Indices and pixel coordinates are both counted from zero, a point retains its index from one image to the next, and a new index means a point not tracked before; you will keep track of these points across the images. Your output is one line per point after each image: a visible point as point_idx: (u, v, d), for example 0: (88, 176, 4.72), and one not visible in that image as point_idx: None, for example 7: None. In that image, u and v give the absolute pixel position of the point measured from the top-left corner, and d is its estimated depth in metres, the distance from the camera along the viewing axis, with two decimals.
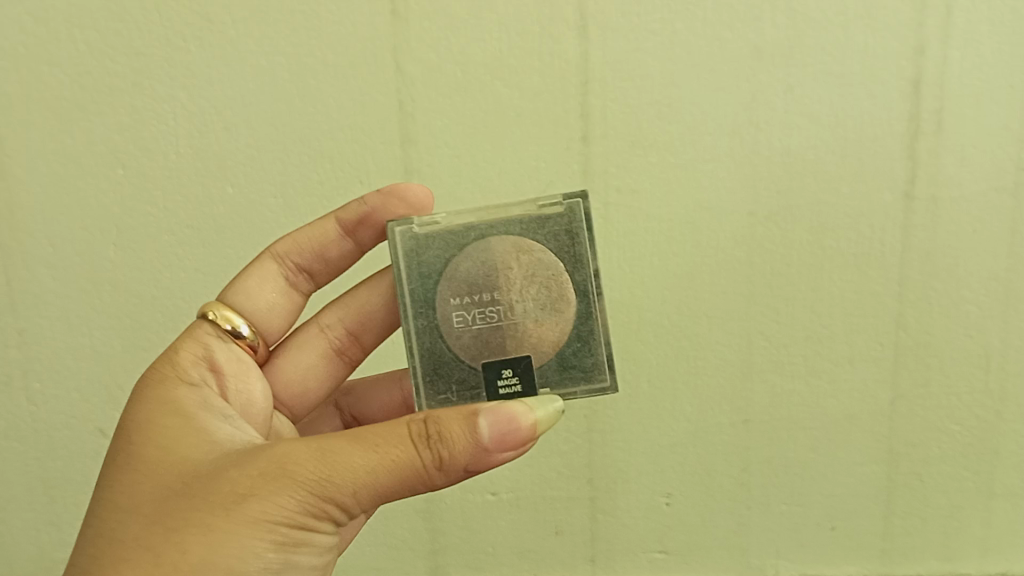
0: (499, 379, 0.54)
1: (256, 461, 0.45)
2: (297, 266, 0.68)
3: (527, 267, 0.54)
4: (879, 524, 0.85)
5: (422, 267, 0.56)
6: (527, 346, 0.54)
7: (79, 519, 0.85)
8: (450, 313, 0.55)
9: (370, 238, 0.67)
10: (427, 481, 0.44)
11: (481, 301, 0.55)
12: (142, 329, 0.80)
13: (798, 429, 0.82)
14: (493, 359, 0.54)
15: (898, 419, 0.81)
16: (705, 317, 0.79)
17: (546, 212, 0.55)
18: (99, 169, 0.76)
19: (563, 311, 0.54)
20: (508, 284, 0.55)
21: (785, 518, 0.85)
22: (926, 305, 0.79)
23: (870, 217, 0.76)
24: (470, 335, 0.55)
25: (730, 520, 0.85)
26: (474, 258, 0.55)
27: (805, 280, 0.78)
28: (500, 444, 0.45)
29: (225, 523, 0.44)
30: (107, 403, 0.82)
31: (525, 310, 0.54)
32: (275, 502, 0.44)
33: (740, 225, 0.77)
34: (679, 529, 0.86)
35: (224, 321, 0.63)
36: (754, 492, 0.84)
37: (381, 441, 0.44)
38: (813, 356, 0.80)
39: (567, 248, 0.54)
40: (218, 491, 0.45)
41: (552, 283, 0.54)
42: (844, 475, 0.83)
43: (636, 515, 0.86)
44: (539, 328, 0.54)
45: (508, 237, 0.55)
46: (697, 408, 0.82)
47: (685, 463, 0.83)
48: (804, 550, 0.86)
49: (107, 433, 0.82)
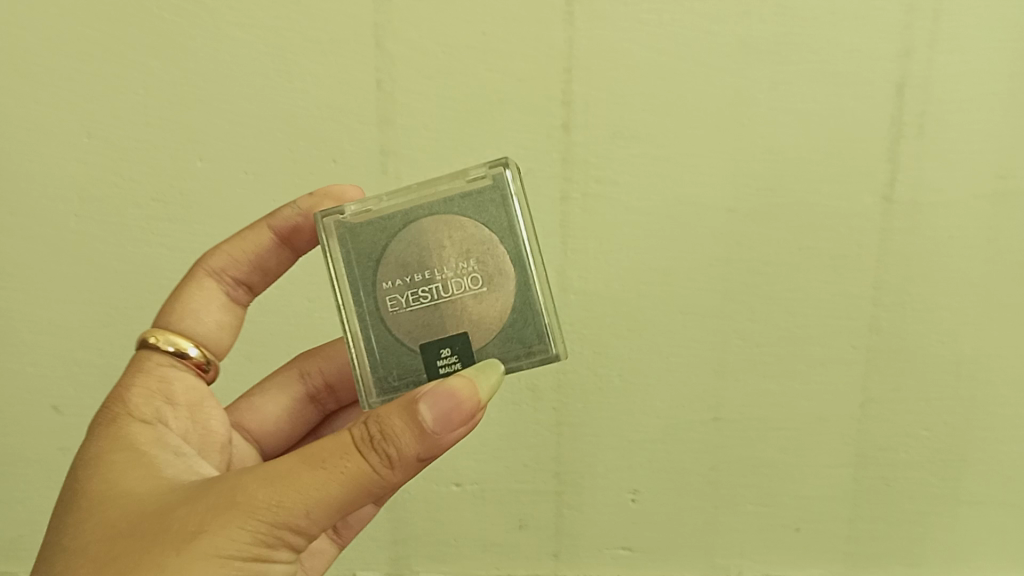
0: (439, 360, 0.47)
1: (203, 499, 0.40)
2: (237, 280, 0.58)
3: (460, 241, 0.47)
4: (845, 528, 0.84)
5: (354, 253, 0.48)
6: (466, 321, 0.47)
7: (32, 496, 0.82)
8: (388, 298, 0.48)
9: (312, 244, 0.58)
10: (381, 484, 0.40)
11: (414, 281, 0.48)
12: (105, 305, 0.77)
13: (768, 429, 0.81)
14: (431, 339, 0.47)
15: (868, 423, 0.81)
16: (680, 314, 0.78)
17: (479, 188, 0.48)
18: (64, 136, 0.74)
19: (503, 286, 0.47)
20: (441, 261, 0.47)
21: (752, 519, 0.84)
22: (901, 309, 0.78)
23: (849, 219, 0.76)
24: (409, 316, 0.47)
25: (697, 518, 0.84)
26: (405, 242, 0.48)
27: (781, 279, 0.77)
28: (444, 425, 0.40)
29: (176, 558, 0.38)
30: (64, 380, 0.79)
31: (459, 285, 0.47)
32: (218, 526, 0.39)
33: (719, 222, 0.76)
34: (646, 525, 0.84)
35: (166, 343, 0.53)
36: (723, 490, 0.83)
37: (327, 457, 0.40)
38: (787, 356, 0.79)
39: (501, 221, 0.47)
40: (164, 534, 0.39)
41: (489, 259, 0.47)
42: (812, 477, 0.82)
43: (601, 511, 0.84)
44: (480, 308, 0.47)
45: (437, 217, 0.48)
46: (667, 403, 0.81)
47: (653, 459, 0.82)
48: (770, 551, 0.85)
49: (62, 410, 0.80)
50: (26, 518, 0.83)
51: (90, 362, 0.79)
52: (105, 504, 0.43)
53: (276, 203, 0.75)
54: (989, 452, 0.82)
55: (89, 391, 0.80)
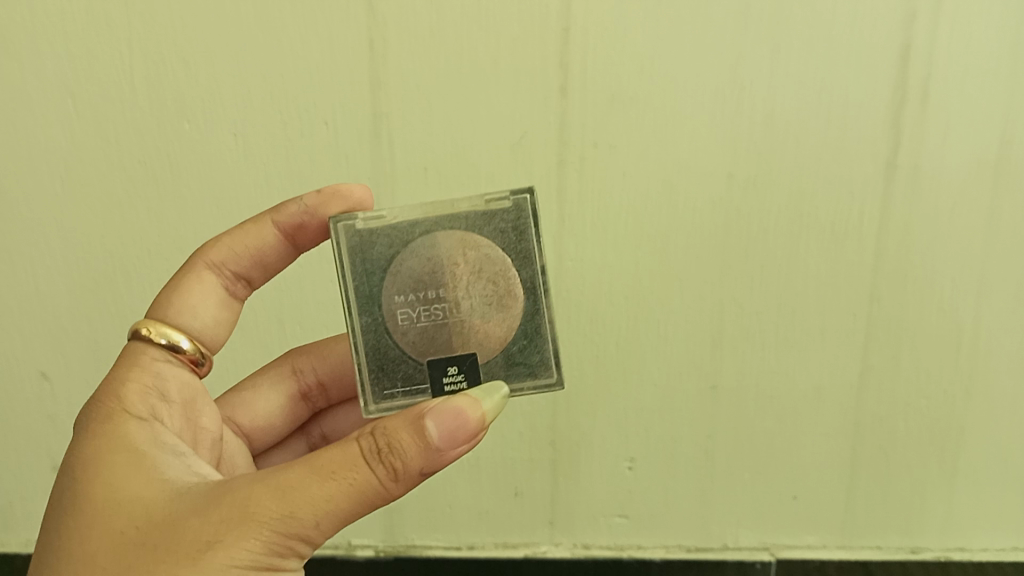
0: (444, 377, 0.51)
1: (210, 506, 0.40)
2: (236, 275, 0.58)
3: (473, 263, 0.50)
4: (842, 498, 0.84)
5: (365, 262, 0.51)
6: (473, 342, 0.50)
7: (21, 464, 0.82)
8: (397, 310, 0.51)
9: (315, 242, 0.59)
10: (385, 497, 0.41)
11: (426, 298, 0.51)
12: (95, 273, 0.76)
13: (765, 398, 0.81)
14: (439, 357, 0.51)
15: (866, 394, 0.81)
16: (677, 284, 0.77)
17: (495, 215, 0.50)
18: (46, 98, 0.71)
19: (512, 310, 0.50)
20: (454, 280, 0.51)
21: (747, 488, 0.84)
22: (901, 279, 0.77)
23: (850, 186, 0.74)
24: (417, 331, 0.51)
25: (693, 488, 0.84)
26: (418, 255, 0.51)
27: (780, 248, 0.76)
28: (452, 443, 0.41)
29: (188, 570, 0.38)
30: (55, 347, 0.78)
31: (470, 307, 0.51)
32: (230, 536, 0.39)
33: (718, 189, 0.74)
34: (641, 495, 0.84)
35: (158, 335, 0.53)
36: (719, 461, 0.83)
37: (336, 469, 0.40)
38: (785, 328, 0.79)
39: (515, 246, 0.50)
40: (174, 545, 0.38)
41: (500, 282, 0.50)
42: (808, 447, 0.83)
43: (598, 480, 0.84)
44: (486, 327, 0.50)
45: (453, 234, 0.51)
46: (664, 373, 0.80)
47: (649, 429, 0.82)
48: (765, 521, 0.85)
49: (49, 378, 0.79)
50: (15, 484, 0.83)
51: (77, 331, 0.78)
52: (107, 502, 0.41)
53: (265, 167, 0.74)
54: (988, 423, 0.81)
55: (76, 359, 0.79)
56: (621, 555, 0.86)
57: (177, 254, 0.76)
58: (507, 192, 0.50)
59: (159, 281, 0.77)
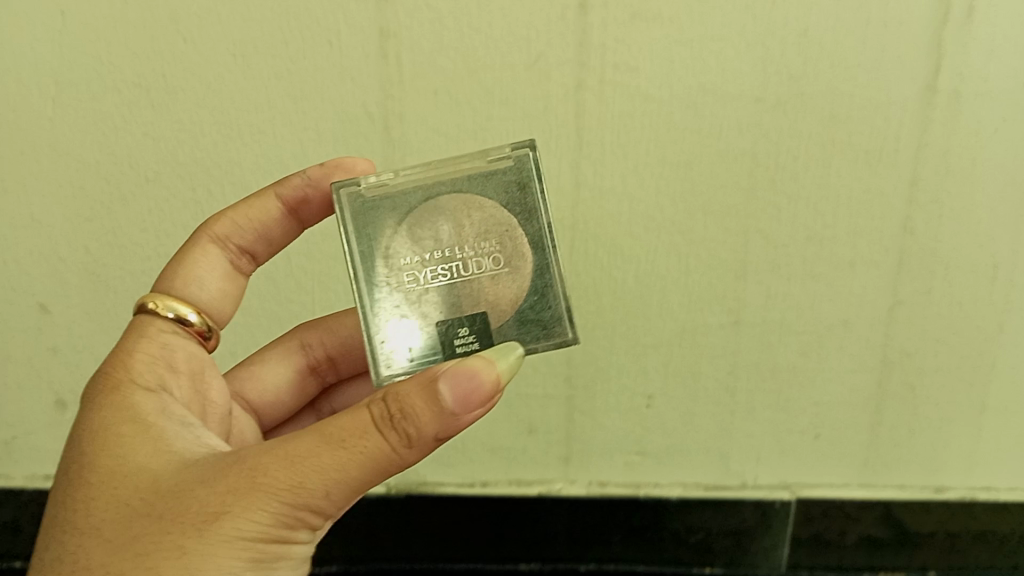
0: (455, 338, 0.47)
1: (221, 475, 0.39)
2: (240, 249, 0.56)
3: (478, 224, 0.48)
4: (865, 435, 0.84)
5: (370, 227, 0.48)
6: (483, 302, 0.48)
7: (27, 399, 0.82)
8: (403, 275, 0.48)
9: (319, 217, 0.57)
10: (399, 463, 0.40)
11: (433, 260, 0.48)
12: (92, 209, 0.74)
13: (788, 333, 0.79)
14: (449, 317, 0.47)
15: (896, 326, 0.78)
16: (698, 218, 0.74)
17: (499, 176, 0.48)
18: (30, 12, 0.67)
19: (521, 266, 0.48)
20: (460, 241, 0.48)
21: (768, 424, 0.83)
22: (936, 207, 0.74)
23: (885, 108, 0.70)
24: (426, 295, 0.48)
25: (713, 424, 0.83)
26: (423, 220, 0.49)
27: (810, 175, 0.73)
28: (465, 407, 0.40)
29: (197, 543, 0.38)
30: (59, 287, 0.77)
31: (478, 266, 0.48)
32: (238, 508, 0.38)
33: (746, 112, 0.70)
34: (658, 431, 0.84)
35: (165, 309, 0.51)
36: (740, 397, 0.82)
37: (346, 436, 0.39)
38: (812, 258, 0.76)
39: (519, 204, 0.48)
40: (182, 514, 0.39)
41: (506, 241, 0.48)
42: (833, 383, 0.81)
43: (614, 418, 0.83)
44: (495, 285, 0.48)
45: (457, 195, 0.49)
46: (685, 304, 0.77)
47: (669, 362, 0.80)
48: (784, 457, 0.85)
49: (49, 309, 0.78)
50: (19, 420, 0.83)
51: (76, 258, 0.76)
52: (112, 470, 0.41)
53: (266, 91, 0.70)
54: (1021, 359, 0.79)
55: (76, 286, 0.77)
56: (636, 492, 0.87)
57: (177, 192, 0.73)
58: (507, 146, 0.48)
59: (158, 208, 0.74)
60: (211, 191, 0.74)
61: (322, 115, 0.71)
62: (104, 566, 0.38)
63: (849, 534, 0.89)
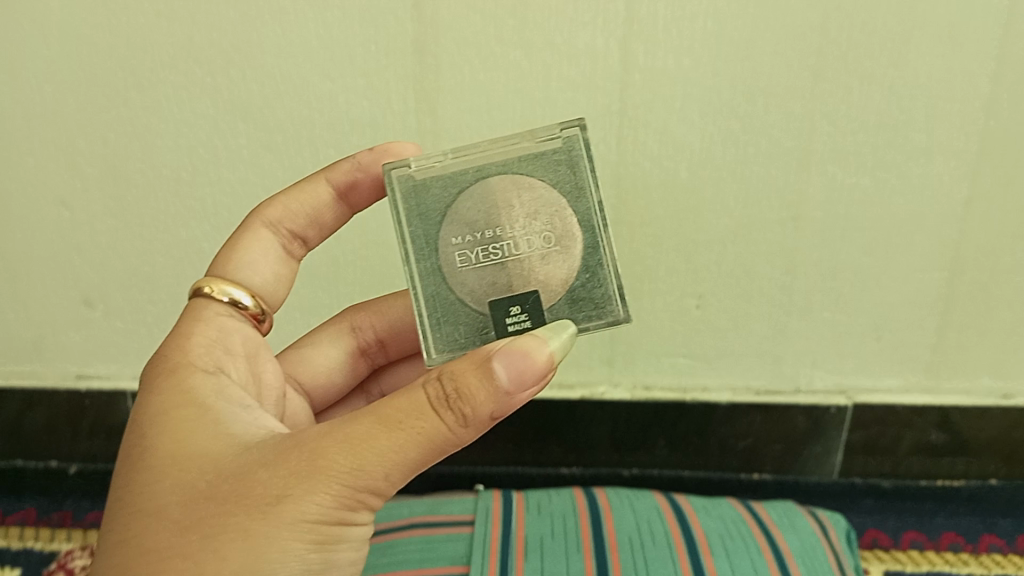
0: (506, 318, 0.41)
1: (282, 457, 0.40)
2: (293, 233, 0.54)
3: (529, 205, 0.42)
4: (931, 336, 0.80)
5: (421, 207, 0.42)
6: (534, 281, 0.42)
7: (58, 291, 0.83)
8: (453, 256, 0.42)
9: (368, 202, 0.54)
10: (455, 442, 0.41)
11: (484, 240, 0.42)
12: (120, 163, 0.75)
13: (852, 231, 0.74)
14: (500, 297, 0.42)
15: (963, 249, 0.75)
16: (745, 153, 0.70)
17: (549, 152, 0.42)
18: None
19: (572, 245, 0.42)
20: (510, 223, 0.42)
21: (827, 325, 0.80)
22: (1015, 138, 0.69)
23: (962, 30, 0.64)
24: (477, 278, 0.42)
25: (766, 326, 0.81)
26: (474, 202, 0.42)
27: (872, 107, 0.68)
28: (519, 386, 0.40)
29: (261, 524, 0.39)
30: (90, 249, 0.80)
31: (530, 247, 0.42)
32: (300, 490, 0.39)
33: (807, 45, 0.65)
34: (708, 328, 0.81)
35: (221, 293, 0.49)
36: (796, 298, 0.79)
37: (402, 418, 0.40)
38: (875, 186, 0.72)
39: (569, 182, 0.42)
40: (244, 496, 0.39)
41: (557, 220, 0.42)
42: (898, 283, 0.77)
43: (663, 312, 0.80)
44: (546, 266, 0.42)
45: (506, 174, 0.42)
46: (738, 220, 0.74)
47: (722, 264, 0.76)
48: (843, 358, 0.82)
49: (68, 206, 0.78)
50: (45, 297, 0.84)
51: (93, 179, 0.76)
52: (172, 458, 0.41)
53: (297, 33, 0.67)
54: None
55: (97, 184, 0.76)
56: (682, 398, 0.85)
57: (195, 146, 0.73)
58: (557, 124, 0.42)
59: (184, 151, 0.73)
60: (232, 142, 0.72)
61: (351, 51, 0.67)
62: (172, 548, 0.39)
63: (903, 442, 0.86)
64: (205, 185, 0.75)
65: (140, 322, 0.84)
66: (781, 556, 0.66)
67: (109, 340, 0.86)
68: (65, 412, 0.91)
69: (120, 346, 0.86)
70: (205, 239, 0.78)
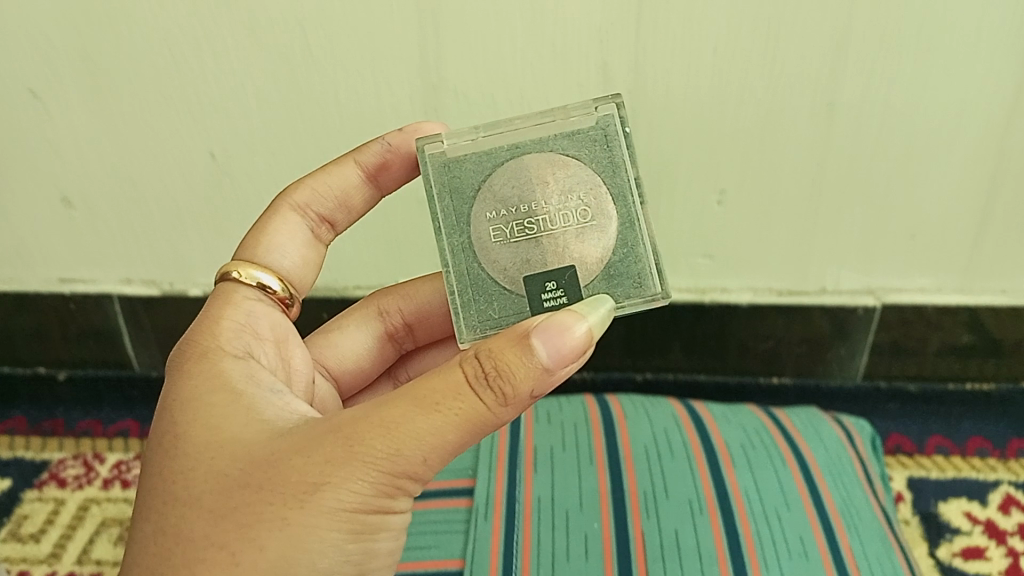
0: (541, 295, 0.41)
1: (319, 441, 0.39)
2: (322, 216, 0.51)
3: (564, 181, 0.41)
4: (972, 232, 0.76)
5: (453, 183, 0.42)
6: (570, 256, 0.41)
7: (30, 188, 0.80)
8: (487, 232, 0.42)
9: (400, 183, 0.51)
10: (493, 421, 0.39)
11: (519, 215, 0.41)
12: (93, 50, 0.70)
13: (889, 125, 0.70)
14: (535, 273, 0.41)
15: (1008, 138, 0.70)
16: (776, 44, 0.66)
17: (584, 128, 0.42)
18: None
19: (607, 224, 0.41)
20: (545, 199, 0.41)
21: (861, 219, 0.76)
22: None
23: None
24: (511, 254, 0.41)
25: (792, 225, 0.77)
26: (509, 178, 0.42)
27: None
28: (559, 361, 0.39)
29: (299, 512, 0.38)
30: (62, 155, 0.77)
31: (564, 223, 0.41)
32: (338, 475, 0.38)
33: None
34: (727, 223, 0.77)
35: (248, 277, 0.47)
36: (826, 193, 0.74)
37: (440, 398, 0.39)
38: (917, 70, 0.67)
39: (603, 160, 0.41)
40: (280, 486, 0.38)
41: (592, 197, 0.41)
42: (934, 180, 0.73)
43: (683, 209, 0.76)
44: (580, 244, 0.41)
45: (541, 150, 0.42)
46: (763, 110, 0.69)
47: (747, 156, 0.72)
48: (872, 258, 0.79)
49: (41, 98, 0.74)
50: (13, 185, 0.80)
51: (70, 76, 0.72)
52: (206, 444, 0.40)
53: None
54: None
55: (71, 82, 0.72)
56: (702, 298, 0.82)
57: (174, 31, 0.68)
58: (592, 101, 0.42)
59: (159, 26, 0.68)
60: (217, 14, 0.67)
61: None
62: (208, 539, 0.38)
63: (930, 344, 0.85)
64: (187, 72, 0.70)
65: (119, 224, 0.81)
66: (807, 470, 0.64)
67: (85, 235, 0.83)
68: (51, 315, 0.89)
69: (106, 246, 0.83)
70: (186, 133, 0.74)
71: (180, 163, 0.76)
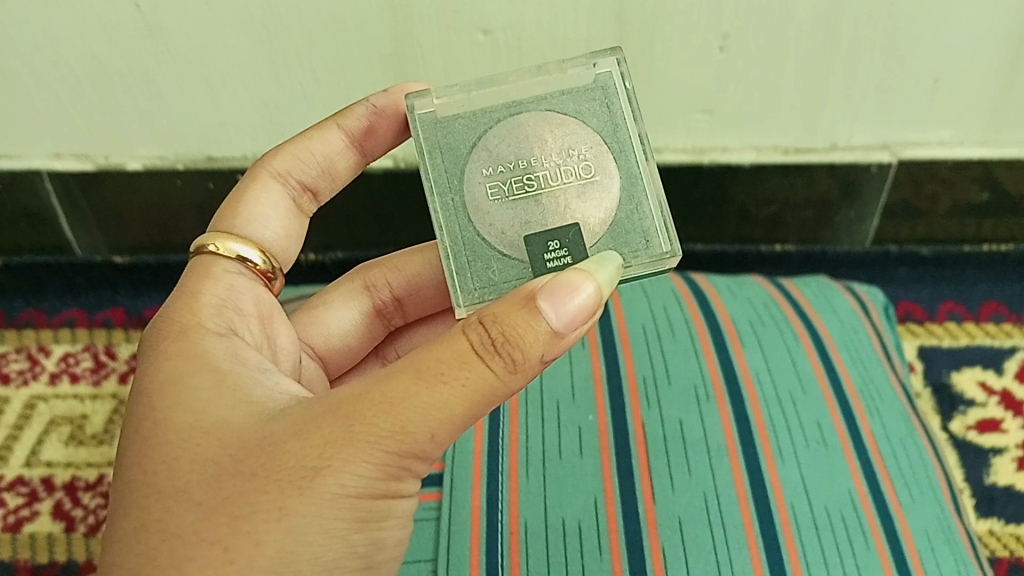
0: (543, 255, 0.39)
1: (316, 414, 0.35)
2: (303, 184, 0.49)
3: (563, 138, 0.40)
4: (1000, 75, 0.71)
5: (445, 140, 0.40)
6: (572, 214, 0.39)
7: None
8: (482, 190, 0.40)
9: (387, 149, 0.49)
10: (505, 391, 0.35)
11: (516, 170, 0.40)
12: None
13: None
14: (535, 233, 0.39)
15: None
16: None
17: (584, 87, 0.41)
18: None
19: (611, 181, 0.40)
20: (543, 156, 0.40)
21: (876, 69, 0.70)
22: None
23: None
24: (508, 211, 0.39)
25: (803, 77, 0.70)
26: (505, 134, 0.40)
27: None
28: (572, 322, 0.34)
29: (299, 499, 0.34)
30: None
31: (564, 180, 0.39)
32: (341, 455, 0.34)
33: None
34: (728, 75, 0.70)
35: (227, 249, 0.45)
36: (842, 42, 0.68)
37: (444, 368, 0.34)
38: None
39: (605, 121, 0.40)
40: (276, 471, 0.34)
41: (594, 155, 0.40)
42: (960, 28, 0.67)
43: (685, 67, 0.70)
44: (582, 201, 0.39)
45: (539, 107, 0.40)
46: None
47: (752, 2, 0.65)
48: (890, 105, 0.73)
49: None
50: None
51: None
52: (190, 430, 0.36)
53: None
54: None
55: None
56: (699, 159, 0.77)
57: None
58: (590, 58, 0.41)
59: None
60: None
61: None
62: (197, 534, 0.34)
63: (941, 203, 0.82)
64: None
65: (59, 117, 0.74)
66: (821, 342, 0.64)
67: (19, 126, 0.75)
68: None
69: (38, 123, 0.75)
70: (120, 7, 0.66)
71: (116, 33, 0.68)
